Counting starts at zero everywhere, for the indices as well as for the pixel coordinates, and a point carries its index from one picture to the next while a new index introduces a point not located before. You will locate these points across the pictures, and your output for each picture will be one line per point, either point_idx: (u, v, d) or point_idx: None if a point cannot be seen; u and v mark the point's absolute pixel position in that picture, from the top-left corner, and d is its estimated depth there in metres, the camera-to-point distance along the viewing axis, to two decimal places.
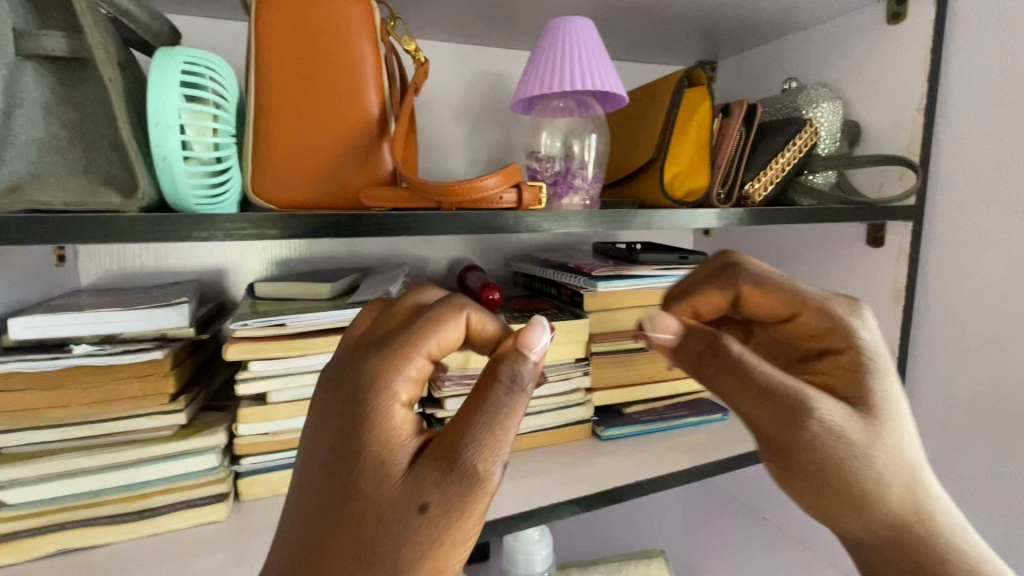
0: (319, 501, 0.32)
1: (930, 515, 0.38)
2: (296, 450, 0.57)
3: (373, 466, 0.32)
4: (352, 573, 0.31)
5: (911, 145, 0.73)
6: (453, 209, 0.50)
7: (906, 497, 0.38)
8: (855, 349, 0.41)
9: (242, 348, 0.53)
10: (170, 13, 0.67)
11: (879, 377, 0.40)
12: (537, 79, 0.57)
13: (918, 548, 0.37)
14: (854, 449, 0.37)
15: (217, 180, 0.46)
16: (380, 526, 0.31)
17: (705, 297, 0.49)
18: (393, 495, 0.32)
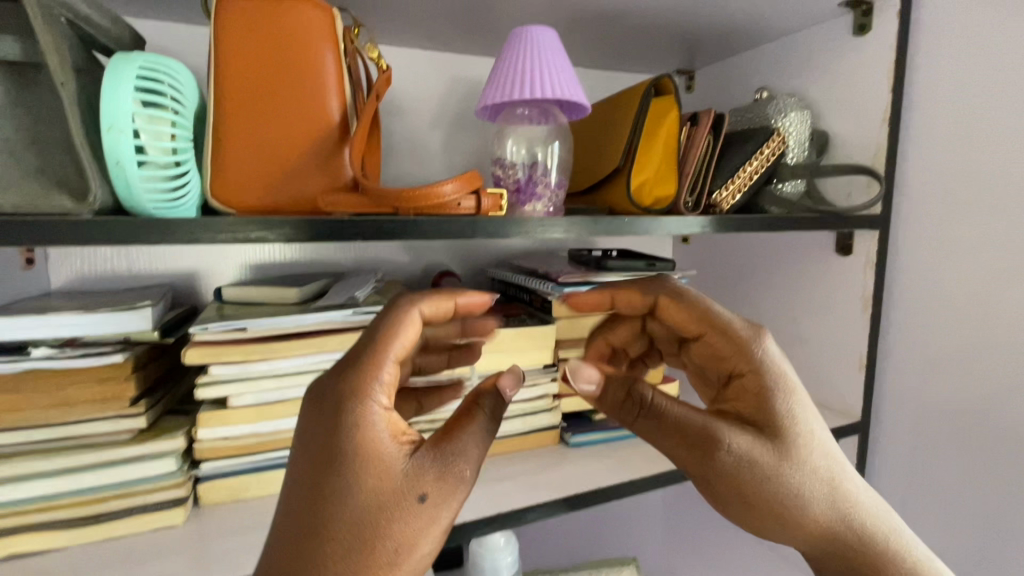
0: (311, 515, 0.37)
1: (845, 513, 0.46)
2: (257, 454, 0.57)
3: (366, 478, 0.37)
4: (358, 556, 0.36)
5: (877, 154, 0.74)
6: (411, 215, 0.50)
7: (822, 503, 0.46)
8: (757, 371, 0.49)
9: (202, 352, 0.53)
10: (141, 18, 0.67)
11: (778, 393, 0.48)
12: (501, 87, 0.57)
13: (835, 540, 0.46)
14: (765, 471, 0.44)
15: (174, 185, 0.46)
16: (385, 515, 0.37)
17: (625, 293, 0.59)
18: (388, 499, 0.37)
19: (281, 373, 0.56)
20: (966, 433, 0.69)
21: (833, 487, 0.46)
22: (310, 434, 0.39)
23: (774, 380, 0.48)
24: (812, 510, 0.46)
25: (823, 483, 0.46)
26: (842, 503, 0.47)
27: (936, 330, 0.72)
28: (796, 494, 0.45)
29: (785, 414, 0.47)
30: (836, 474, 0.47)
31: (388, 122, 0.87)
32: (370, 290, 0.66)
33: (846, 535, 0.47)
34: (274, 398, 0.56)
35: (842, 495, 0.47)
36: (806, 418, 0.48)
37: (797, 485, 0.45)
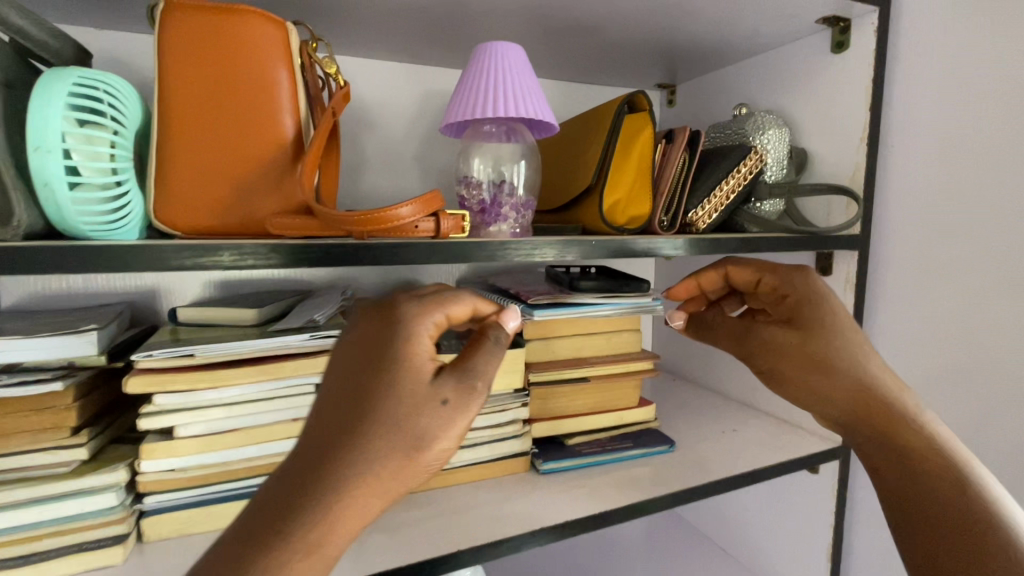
0: (338, 406, 0.37)
1: (886, 402, 0.52)
2: (205, 487, 0.54)
3: (387, 377, 0.37)
4: (378, 438, 0.35)
5: (855, 173, 0.73)
6: (366, 239, 0.47)
7: (853, 388, 0.54)
8: (808, 292, 0.59)
9: (145, 381, 0.50)
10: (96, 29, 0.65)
11: (819, 306, 0.58)
12: (465, 103, 0.55)
13: (879, 425, 0.52)
14: (802, 355, 0.57)
15: (112, 206, 0.44)
16: (407, 405, 0.37)
17: (705, 274, 0.67)
18: (405, 401, 0.37)
19: (231, 402, 0.53)
20: None
21: (867, 373, 0.54)
22: (351, 343, 0.40)
23: (826, 301, 0.59)
24: (837, 382, 0.54)
25: (852, 364, 0.54)
26: (873, 385, 0.53)
27: (920, 349, 0.72)
28: (826, 373, 0.55)
29: (830, 320, 0.57)
30: (870, 364, 0.55)
31: (360, 135, 0.85)
32: (333, 312, 0.64)
33: (881, 410, 0.52)
34: (223, 427, 0.54)
35: (874, 379, 0.54)
36: (850, 327, 0.57)
37: (829, 365, 0.55)
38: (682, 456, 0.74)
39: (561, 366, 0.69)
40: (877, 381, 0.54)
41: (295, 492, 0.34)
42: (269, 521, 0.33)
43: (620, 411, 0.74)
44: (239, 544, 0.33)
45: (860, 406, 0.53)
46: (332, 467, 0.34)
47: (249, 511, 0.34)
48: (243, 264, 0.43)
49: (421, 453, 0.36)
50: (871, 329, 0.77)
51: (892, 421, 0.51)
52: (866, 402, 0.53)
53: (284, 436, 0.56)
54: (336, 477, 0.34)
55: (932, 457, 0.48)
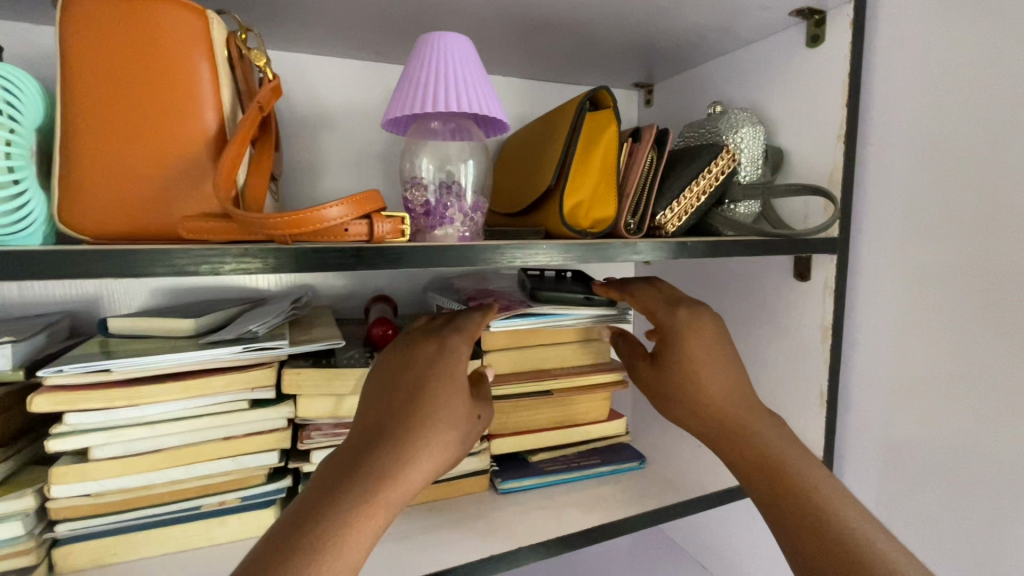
0: (403, 394, 0.45)
1: (739, 438, 0.51)
2: (126, 513, 0.50)
3: (447, 372, 0.47)
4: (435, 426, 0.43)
5: (833, 173, 0.69)
6: (290, 243, 0.43)
7: (702, 417, 0.54)
8: (691, 319, 0.57)
9: (56, 399, 0.46)
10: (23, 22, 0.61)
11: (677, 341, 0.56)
12: (407, 97, 0.52)
13: (730, 452, 0.52)
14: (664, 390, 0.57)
15: (7, 208, 0.40)
16: (457, 408, 0.46)
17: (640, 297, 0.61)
18: (462, 404, 0.46)
19: (154, 421, 0.50)
20: (939, 469, 0.64)
21: (721, 408, 0.53)
22: (407, 349, 0.49)
23: (691, 335, 0.56)
24: (692, 406, 0.55)
25: (707, 394, 0.54)
26: (729, 413, 0.53)
27: (904, 358, 0.67)
28: (686, 399, 0.55)
29: (693, 350, 0.55)
30: (729, 393, 0.54)
31: (319, 136, 0.81)
32: (276, 322, 0.60)
33: (738, 439, 0.51)
34: (145, 448, 0.50)
35: (733, 411, 0.53)
36: (712, 357, 0.55)
37: (685, 388, 0.55)
38: (654, 472, 0.70)
39: (523, 378, 0.65)
40: (738, 416, 0.53)
41: (371, 460, 0.40)
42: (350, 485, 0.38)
43: (589, 425, 0.69)
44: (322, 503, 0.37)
45: (720, 441, 0.53)
46: (406, 439, 0.41)
47: (325, 483, 0.39)
48: (138, 272, 0.38)
49: (465, 436, 0.46)
50: (852, 337, 0.73)
51: (752, 452, 0.50)
52: (716, 422, 0.53)
53: (212, 458, 0.52)
54: (409, 450, 0.41)
55: (782, 483, 0.47)
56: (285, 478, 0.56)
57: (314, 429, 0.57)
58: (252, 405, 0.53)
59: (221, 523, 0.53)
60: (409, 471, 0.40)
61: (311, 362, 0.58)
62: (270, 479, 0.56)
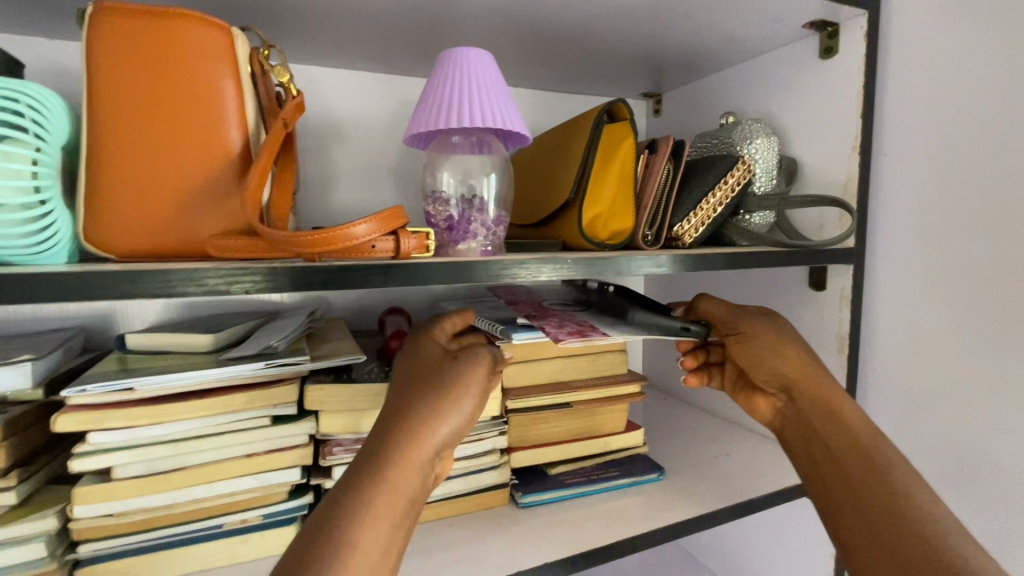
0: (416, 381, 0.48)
1: (840, 415, 0.54)
2: (149, 533, 0.49)
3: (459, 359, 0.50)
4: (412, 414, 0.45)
5: (848, 183, 0.69)
6: (317, 260, 0.43)
7: (812, 386, 0.57)
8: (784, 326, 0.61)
9: (78, 418, 0.46)
10: (34, 28, 0.61)
11: (788, 333, 0.60)
12: (430, 113, 0.52)
13: (826, 424, 0.54)
14: (773, 351, 0.59)
15: (36, 227, 0.40)
16: (430, 390, 0.47)
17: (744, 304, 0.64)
18: (432, 386, 0.47)
19: (175, 439, 0.49)
20: (957, 480, 0.64)
21: (831, 406, 0.55)
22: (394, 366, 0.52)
23: (790, 336, 0.60)
24: (783, 367, 0.58)
25: (807, 367, 0.58)
26: (846, 419, 0.53)
27: (921, 368, 0.68)
28: (778, 355, 0.59)
29: (781, 332, 0.60)
30: (828, 387, 0.56)
31: (332, 148, 0.81)
32: (295, 337, 0.60)
33: (839, 432, 0.53)
34: (168, 467, 0.49)
35: (855, 428, 0.52)
36: (805, 351, 0.59)
37: (780, 344, 0.59)
38: (673, 484, 0.70)
39: (542, 392, 0.65)
40: (853, 429, 0.52)
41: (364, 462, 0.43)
42: (377, 466, 0.42)
43: (607, 437, 0.69)
44: (356, 483, 0.41)
45: (822, 448, 0.53)
46: (386, 438, 0.44)
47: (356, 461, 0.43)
48: (169, 292, 0.38)
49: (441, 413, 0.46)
50: (869, 347, 0.74)
51: (859, 478, 0.49)
52: (807, 391, 0.57)
53: (234, 475, 0.51)
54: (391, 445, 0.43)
55: (898, 514, 0.45)
56: (307, 495, 0.56)
57: (335, 445, 0.56)
58: (274, 422, 0.53)
59: (244, 542, 0.53)
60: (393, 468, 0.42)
61: (333, 377, 0.58)
62: (292, 496, 0.56)
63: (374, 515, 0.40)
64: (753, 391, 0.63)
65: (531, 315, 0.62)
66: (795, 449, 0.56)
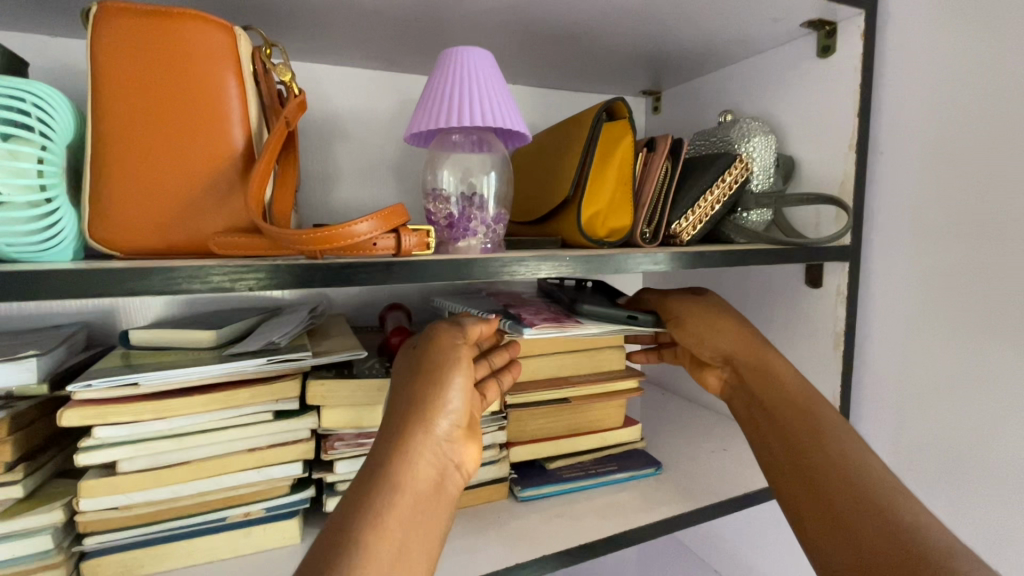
0: (412, 375, 0.45)
1: (777, 385, 0.56)
2: (153, 526, 0.50)
3: (453, 344, 0.47)
4: (406, 409, 0.42)
5: (845, 181, 0.70)
6: (319, 258, 0.44)
7: (751, 359, 0.58)
8: (717, 303, 0.62)
9: (83, 413, 0.47)
10: (36, 25, 0.61)
11: (723, 311, 0.61)
12: (429, 111, 0.52)
13: (766, 394, 0.56)
14: (712, 327, 0.60)
15: (43, 225, 0.41)
16: (420, 381, 0.44)
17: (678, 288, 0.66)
18: (420, 377, 0.44)
19: (179, 434, 0.50)
20: (951, 476, 0.65)
21: (772, 375, 0.56)
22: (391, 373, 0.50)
23: (725, 312, 0.61)
24: (724, 342, 0.60)
25: (744, 337, 0.59)
26: (783, 380, 0.56)
27: (915, 364, 0.68)
28: (716, 330, 0.60)
29: (713, 307, 0.61)
30: (766, 354, 0.58)
31: (333, 145, 0.82)
32: (296, 332, 0.60)
33: (780, 403, 0.54)
34: (171, 460, 0.50)
35: (792, 393, 0.54)
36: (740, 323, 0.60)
37: (718, 320, 0.60)
38: (670, 478, 0.71)
39: (540, 388, 0.66)
40: (794, 395, 0.54)
41: (365, 469, 0.39)
42: (389, 469, 0.39)
43: (604, 432, 0.70)
44: (366, 491, 0.38)
45: (767, 418, 0.55)
46: (385, 442, 0.41)
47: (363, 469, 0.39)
48: (174, 289, 0.38)
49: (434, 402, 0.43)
50: (864, 343, 0.74)
51: (802, 447, 0.50)
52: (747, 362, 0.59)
53: (236, 469, 0.52)
54: (390, 448, 0.40)
55: (833, 476, 0.46)
56: (308, 489, 0.57)
57: (336, 440, 0.57)
58: (276, 417, 0.54)
59: (246, 534, 0.54)
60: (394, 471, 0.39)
61: (334, 373, 0.59)
62: (293, 489, 0.56)
63: (384, 524, 0.36)
64: (698, 366, 0.64)
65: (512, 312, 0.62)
66: (745, 422, 0.58)
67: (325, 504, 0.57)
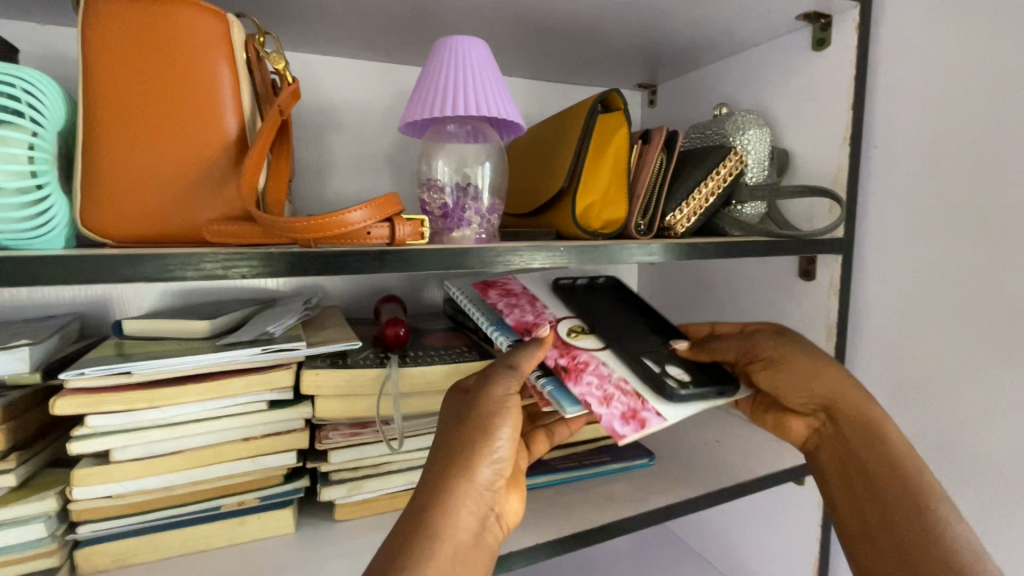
0: (461, 418, 0.45)
1: (879, 441, 0.55)
2: (148, 514, 0.51)
3: (501, 391, 0.46)
4: (456, 456, 0.43)
5: (838, 174, 0.70)
6: (313, 247, 0.44)
7: (850, 409, 0.57)
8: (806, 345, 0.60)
9: (75, 402, 0.47)
10: (26, 12, 0.60)
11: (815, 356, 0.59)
12: (424, 102, 0.52)
13: (863, 449, 0.55)
14: (803, 374, 0.58)
15: (35, 211, 0.41)
16: (471, 428, 0.44)
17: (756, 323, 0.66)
18: (472, 423, 0.44)
19: (174, 423, 0.50)
20: (940, 466, 0.66)
21: (868, 430, 0.55)
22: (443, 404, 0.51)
23: (818, 356, 0.59)
24: (818, 389, 0.58)
25: (842, 385, 0.57)
26: (882, 437, 0.55)
27: (907, 356, 0.69)
28: (812, 376, 0.58)
29: (806, 350, 0.60)
30: (866, 407, 0.56)
31: (328, 136, 0.81)
32: (291, 323, 0.60)
33: (877, 461, 0.54)
34: (164, 449, 0.50)
35: (894, 452, 0.53)
36: (834, 367, 0.59)
37: (812, 365, 0.58)
38: (663, 469, 0.72)
39: None
40: (894, 451, 0.54)
41: (412, 511, 0.40)
42: (434, 515, 0.40)
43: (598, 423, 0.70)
44: (413, 534, 0.39)
45: (859, 472, 0.55)
46: (433, 484, 0.42)
47: (413, 511, 0.40)
48: (168, 276, 0.38)
49: (482, 452, 0.43)
50: (856, 335, 0.75)
51: (901, 518, 0.50)
52: (840, 414, 0.57)
53: (231, 458, 0.52)
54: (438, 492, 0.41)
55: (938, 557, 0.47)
56: (302, 478, 0.57)
57: (331, 429, 0.57)
58: (270, 406, 0.54)
59: (241, 522, 0.54)
60: (439, 518, 0.40)
61: (329, 362, 0.58)
62: (288, 479, 0.57)
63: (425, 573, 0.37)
64: (783, 411, 0.62)
65: (563, 366, 0.53)
66: (832, 475, 0.57)
67: (320, 493, 0.57)
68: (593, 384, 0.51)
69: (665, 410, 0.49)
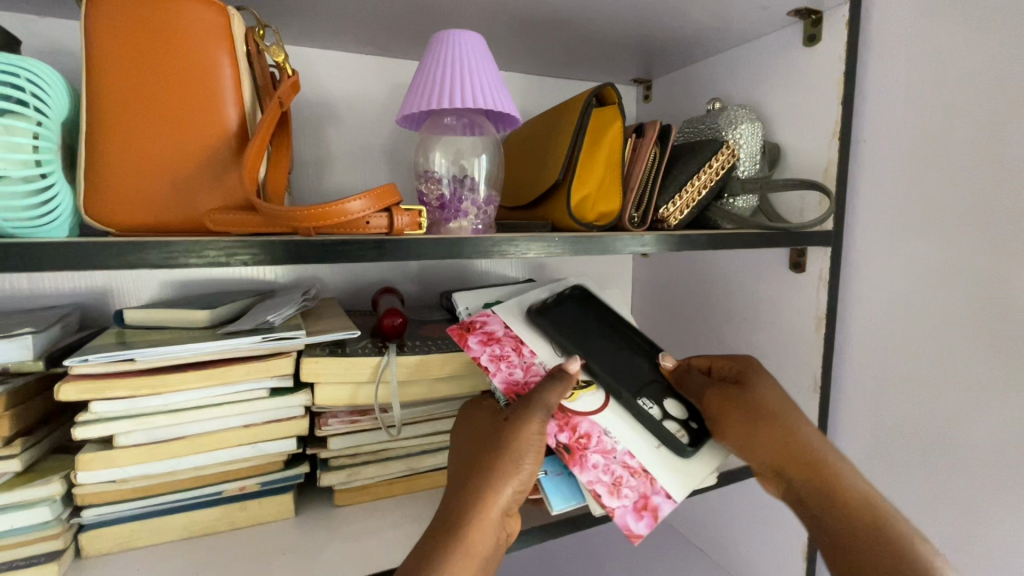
0: (494, 441, 0.48)
1: (838, 492, 0.51)
2: (151, 499, 0.52)
3: (533, 427, 0.48)
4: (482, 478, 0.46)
5: (828, 168, 0.72)
6: (312, 235, 0.45)
7: (802, 455, 0.54)
8: (759, 386, 0.59)
9: (79, 388, 0.47)
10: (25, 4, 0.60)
11: (762, 400, 0.57)
12: (422, 95, 0.53)
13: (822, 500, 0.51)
14: (752, 419, 0.56)
15: (39, 200, 0.41)
16: (498, 453, 0.47)
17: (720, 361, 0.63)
18: (501, 449, 0.47)
19: (176, 410, 0.51)
20: (923, 454, 0.68)
21: (827, 479, 0.52)
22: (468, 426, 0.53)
23: (769, 399, 0.57)
24: (768, 433, 0.55)
25: (787, 432, 0.55)
26: (838, 485, 0.51)
27: (893, 347, 0.71)
28: (760, 421, 0.55)
29: (749, 396, 0.57)
30: (820, 453, 0.54)
31: (326, 129, 0.82)
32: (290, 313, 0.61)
33: (836, 510, 0.50)
34: (166, 435, 0.51)
35: (848, 499, 0.50)
36: (785, 410, 0.57)
37: (760, 411, 0.56)
38: None
39: None
40: (852, 499, 0.50)
41: (439, 524, 0.44)
42: (460, 530, 0.43)
43: None
44: (438, 546, 0.42)
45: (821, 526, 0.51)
46: (459, 501, 0.45)
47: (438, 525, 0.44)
48: (170, 263, 0.39)
49: (507, 478, 0.46)
50: (844, 327, 0.76)
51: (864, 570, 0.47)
52: (795, 463, 0.54)
53: (232, 444, 0.53)
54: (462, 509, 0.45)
55: None
56: (302, 464, 0.58)
57: (330, 416, 0.58)
58: (271, 394, 0.55)
59: (241, 507, 0.55)
60: (463, 533, 0.43)
61: (327, 351, 0.59)
62: (288, 466, 0.58)
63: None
64: None
65: (565, 448, 0.53)
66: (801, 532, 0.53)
67: (320, 479, 0.58)
68: (599, 466, 0.52)
69: (673, 487, 0.52)
